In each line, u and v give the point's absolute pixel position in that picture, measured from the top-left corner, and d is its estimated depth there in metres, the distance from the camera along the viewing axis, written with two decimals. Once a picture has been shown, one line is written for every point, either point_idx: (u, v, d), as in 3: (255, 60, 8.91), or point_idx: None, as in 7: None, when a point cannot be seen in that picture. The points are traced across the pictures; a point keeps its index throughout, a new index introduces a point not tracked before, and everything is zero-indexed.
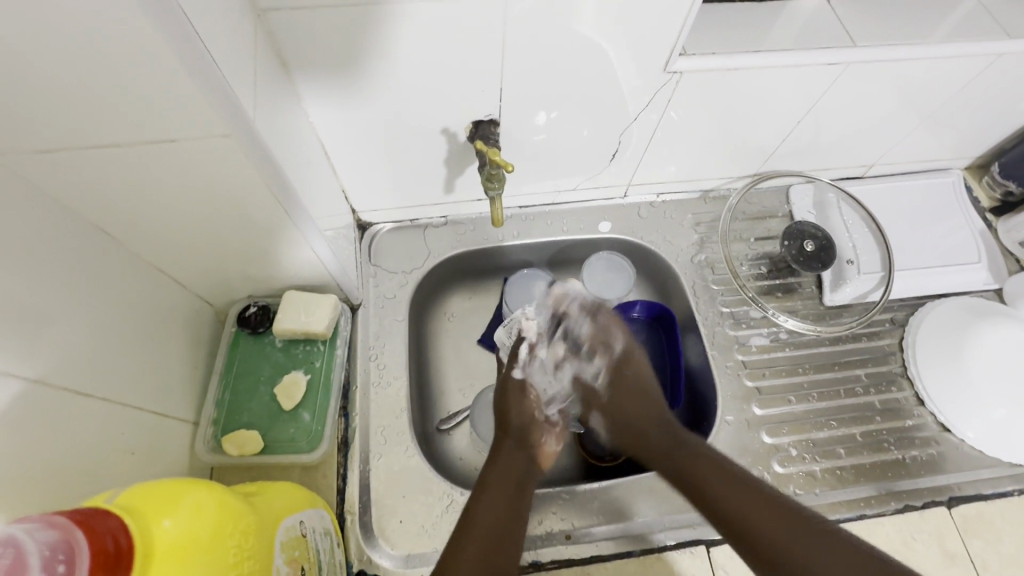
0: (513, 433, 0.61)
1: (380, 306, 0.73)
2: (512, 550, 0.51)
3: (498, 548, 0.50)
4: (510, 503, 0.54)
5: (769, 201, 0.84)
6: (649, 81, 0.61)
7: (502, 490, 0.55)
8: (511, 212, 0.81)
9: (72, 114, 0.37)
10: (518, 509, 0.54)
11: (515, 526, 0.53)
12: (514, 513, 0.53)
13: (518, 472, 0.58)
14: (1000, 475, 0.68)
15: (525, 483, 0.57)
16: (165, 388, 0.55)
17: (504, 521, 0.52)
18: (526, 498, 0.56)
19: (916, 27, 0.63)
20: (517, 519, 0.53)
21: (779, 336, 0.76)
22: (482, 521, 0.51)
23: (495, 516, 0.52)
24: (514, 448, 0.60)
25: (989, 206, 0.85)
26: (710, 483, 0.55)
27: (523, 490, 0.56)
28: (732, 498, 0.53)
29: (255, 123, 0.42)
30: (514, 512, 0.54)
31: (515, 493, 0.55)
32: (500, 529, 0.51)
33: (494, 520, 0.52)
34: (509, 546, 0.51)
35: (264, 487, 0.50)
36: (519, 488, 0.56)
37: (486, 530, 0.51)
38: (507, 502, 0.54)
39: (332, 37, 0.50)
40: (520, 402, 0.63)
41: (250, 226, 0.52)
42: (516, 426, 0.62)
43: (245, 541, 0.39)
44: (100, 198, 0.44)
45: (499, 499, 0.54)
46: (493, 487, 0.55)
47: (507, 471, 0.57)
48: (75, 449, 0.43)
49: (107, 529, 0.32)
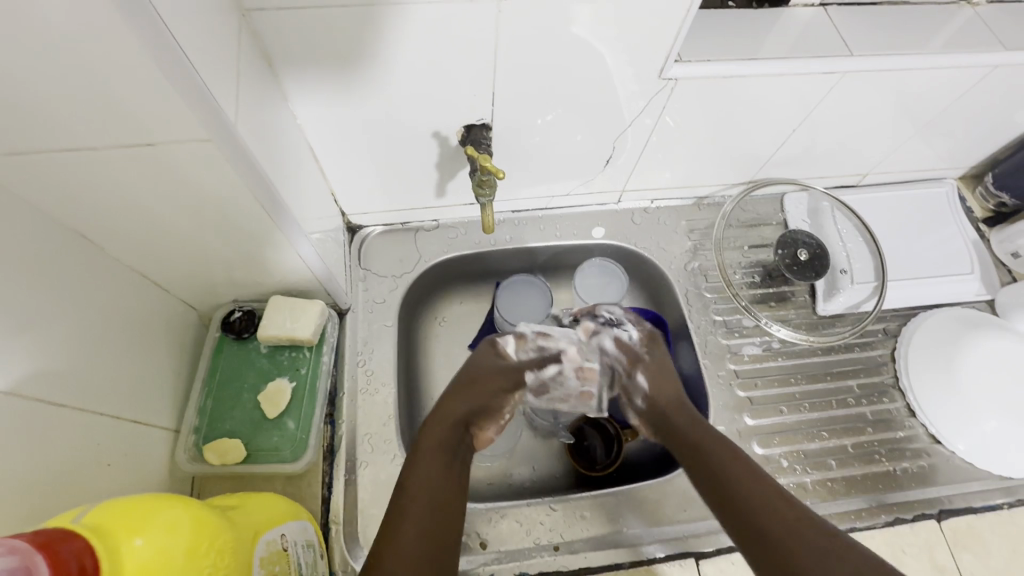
0: (462, 407, 0.54)
1: (369, 311, 0.72)
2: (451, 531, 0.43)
3: (438, 525, 0.42)
4: (437, 472, 0.46)
5: (764, 209, 0.83)
6: (644, 87, 0.60)
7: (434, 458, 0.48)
8: (503, 217, 0.80)
9: (46, 119, 0.36)
10: (454, 480, 0.47)
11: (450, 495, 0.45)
12: (449, 484, 0.46)
13: (447, 437, 0.51)
14: (990, 488, 0.67)
15: (458, 451, 0.50)
16: (145, 395, 0.54)
17: (440, 492, 0.45)
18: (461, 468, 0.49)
19: (912, 37, 0.63)
20: (453, 489, 0.46)
21: (771, 345, 0.75)
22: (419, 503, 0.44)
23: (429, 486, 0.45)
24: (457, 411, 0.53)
25: (982, 216, 0.85)
26: (737, 477, 0.47)
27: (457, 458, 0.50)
28: (758, 493, 0.45)
29: (238, 127, 0.41)
30: (448, 481, 0.47)
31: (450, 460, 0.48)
32: (439, 501, 0.44)
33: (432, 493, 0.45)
34: (449, 526, 0.43)
35: (244, 499, 0.49)
36: (455, 455, 0.50)
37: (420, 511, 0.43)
38: (440, 470, 0.47)
39: (320, 38, 0.49)
40: (499, 367, 0.59)
41: (234, 230, 0.51)
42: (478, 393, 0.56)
43: (222, 559, 0.38)
44: (78, 202, 0.43)
45: (430, 467, 0.47)
46: (423, 458, 0.48)
47: (434, 436, 0.50)
48: (50, 462, 0.41)
49: (73, 551, 0.31)
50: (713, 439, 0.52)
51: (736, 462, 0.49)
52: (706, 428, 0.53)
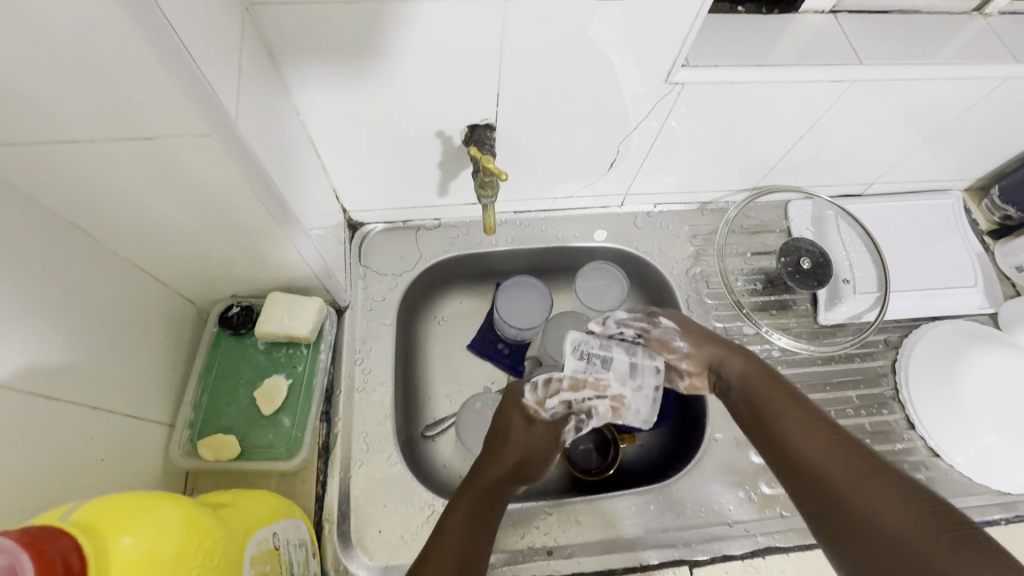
0: (502, 469, 0.57)
1: (368, 309, 0.72)
2: (479, 567, 0.48)
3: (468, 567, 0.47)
4: (476, 525, 0.51)
5: (768, 216, 0.83)
6: (649, 90, 0.60)
7: (473, 510, 0.52)
8: (506, 217, 0.79)
9: (42, 110, 0.35)
10: (487, 531, 0.51)
11: (482, 546, 0.50)
12: (483, 533, 0.51)
13: (490, 490, 0.55)
14: (988, 504, 0.67)
15: (498, 504, 0.55)
16: (140, 389, 0.54)
17: (472, 539, 0.50)
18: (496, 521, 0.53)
19: (922, 46, 0.62)
20: (483, 541, 0.50)
21: (771, 353, 0.75)
22: (447, 541, 0.48)
23: (465, 533, 0.50)
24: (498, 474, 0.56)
25: (987, 229, 0.85)
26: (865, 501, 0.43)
27: (496, 515, 0.53)
28: (883, 513, 0.42)
29: (238, 123, 0.41)
30: (481, 530, 0.51)
31: (487, 517, 0.52)
32: (467, 548, 0.49)
33: (463, 538, 0.49)
34: (476, 567, 0.48)
35: (237, 496, 0.49)
36: (489, 509, 0.53)
37: (455, 548, 0.48)
38: (477, 519, 0.51)
39: (324, 33, 0.48)
40: (530, 424, 0.61)
41: (234, 226, 0.50)
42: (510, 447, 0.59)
43: (210, 559, 0.38)
44: (76, 194, 0.43)
45: (468, 515, 0.51)
46: (462, 504, 0.52)
47: (469, 492, 0.54)
48: (43, 456, 0.41)
49: (59, 550, 0.31)
50: (819, 434, 0.50)
51: (865, 475, 0.45)
52: (805, 420, 0.52)
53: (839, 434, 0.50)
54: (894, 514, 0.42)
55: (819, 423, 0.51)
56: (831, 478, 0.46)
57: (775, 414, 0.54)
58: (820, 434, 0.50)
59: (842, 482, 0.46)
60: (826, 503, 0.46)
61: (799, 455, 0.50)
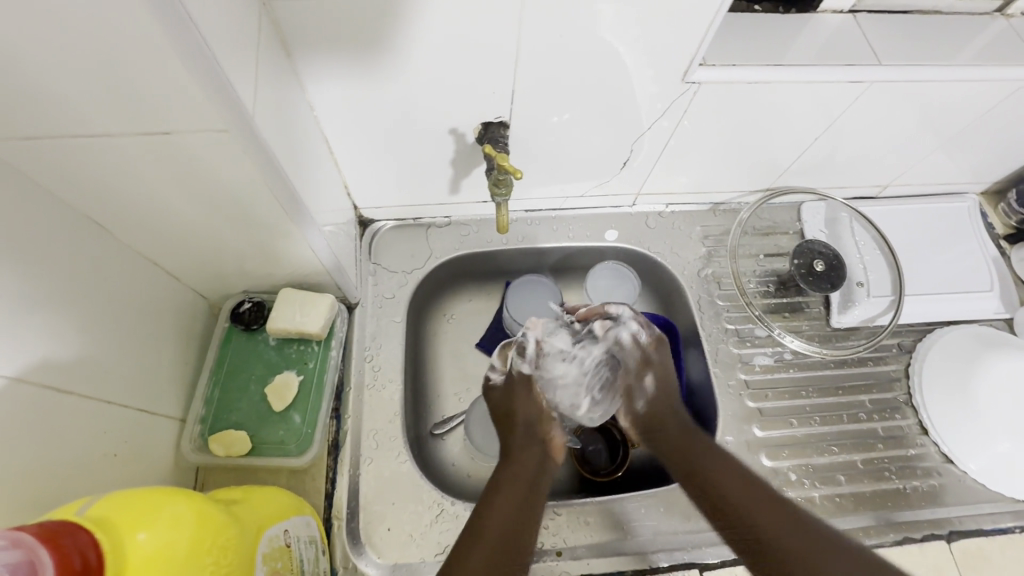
0: (521, 440, 0.59)
1: (378, 306, 0.72)
2: (523, 551, 0.51)
3: (510, 553, 0.50)
4: (516, 507, 0.53)
5: (781, 217, 0.82)
6: (665, 89, 0.59)
7: (512, 493, 0.54)
8: (517, 216, 0.79)
9: (63, 104, 0.35)
10: (529, 513, 0.53)
11: (525, 529, 0.52)
12: (524, 517, 0.53)
13: (524, 475, 0.56)
14: (1001, 511, 0.66)
15: (534, 484, 0.56)
16: (152, 383, 0.54)
17: (513, 527, 0.52)
18: (536, 502, 0.55)
19: (942, 47, 0.61)
20: (524, 518, 0.53)
21: (783, 356, 0.74)
22: (488, 527, 0.51)
23: (505, 518, 0.52)
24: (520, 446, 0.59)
25: (1003, 233, 0.83)
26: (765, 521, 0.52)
27: (534, 491, 0.56)
28: (788, 533, 0.51)
29: (256, 118, 0.41)
30: (523, 513, 0.53)
31: (523, 494, 0.55)
32: (510, 532, 0.51)
33: (503, 524, 0.51)
34: (519, 551, 0.50)
35: (248, 493, 0.49)
36: (527, 491, 0.55)
37: (497, 534, 0.50)
38: (513, 506, 0.53)
39: (339, 29, 0.48)
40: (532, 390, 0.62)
41: (248, 222, 0.50)
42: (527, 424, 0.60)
43: (224, 556, 0.38)
44: (93, 188, 0.43)
45: (508, 502, 0.53)
46: (499, 490, 0.54)
47: (507, 477, 0.56)
48: (58, 449, 0.41)
49: (77, 546, 0.31)
50: (743, 485, 0.55)
51: (764, 499, 0.54)
52: (728, 471, 0.57)
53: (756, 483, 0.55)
54: (828, 558, 0.48)
55: (739, 475, 0.56)
56: (766, 527, 0.52)
57: (681, 451, 0.60)
58: (741, 483, 0.56)
59: (777, 529, 0.51)
60: (753, 541, 0.52)
61: (718, 490, 0.56)
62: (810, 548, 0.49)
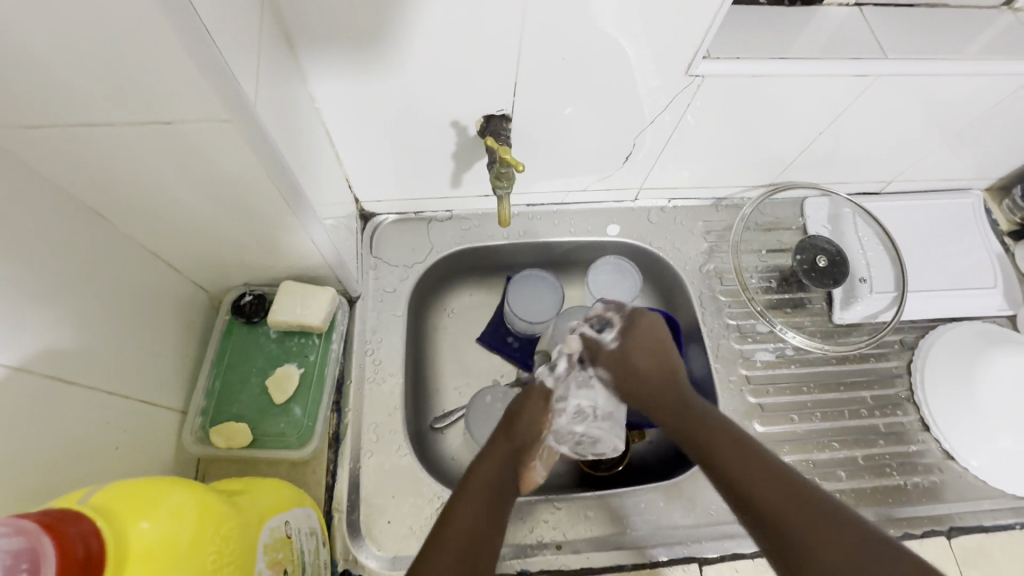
0: (500, 445, 0.58)
1: (379, 300, 0.72)
2: (484, 563, 0.48)
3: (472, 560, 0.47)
4: (485, 513, 0.51)
5: (783, 213, 0.81)
6: (669, 83, 0.59)
7: (480, 497, 0.53)
8: (518, 210, 0.79)
9: (63, 94, 0.35)
10: (494, 526, 0.51)
11: (489, 541, 0.50)
12: (491, 529, 0.51)
13: (496, 483, 0.55)
14: (1002, 508, 0.66)
15: (505, 494, 0.55)
16: (153, 375, 0.54)
17: (480, 531, 0.50)
18: (502, 515, 0.53)
19: (948, 41, 0.61)
20: (491, 530, 0.51)
21: (785, 352, 0.74)
22: (454, 531, 0.49)
23: (471, 523, 0.50)
24: (496, 449, 0.57)
25: (1007, 230, 0.83)
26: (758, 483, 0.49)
27: (502, 500, 0.54)
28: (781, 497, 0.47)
29: (257, 109, 0.40)
30: (490, 524, 0.51)
31: (492, 501, 0.53)
32: (473, 538, 0.49)
33: (469, 529, 0.50)
34: (479, 565, 0.48)
35: (249, 484, 0.49)
36: (495, 501, 0.53)
37: (458, 544, 0.48)
38: (483, 511, 0.51)
39: (341, 19, 0.48)
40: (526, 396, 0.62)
41: (249, 214, 0.50)
42: (519, 438, 0.58)
43: (226, 546, 0.38)
44: (95, 179, 0.43)
45: (477, 507, 0.51)
46: (469, 493, 0.52)
47: (479, 481, 0.54)
48: (58, 439, 0.42)
49: (79, 533, 0.31)
50: (767, 478, 0.49)
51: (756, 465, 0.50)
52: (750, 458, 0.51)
53: (766, 459, 0.51)
54: (822, 525, 0.44)
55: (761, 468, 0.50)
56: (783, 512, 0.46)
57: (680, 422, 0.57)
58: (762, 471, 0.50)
59: (794, 514, 0.46)
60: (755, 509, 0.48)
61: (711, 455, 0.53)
62: (828, 533, 0.44)
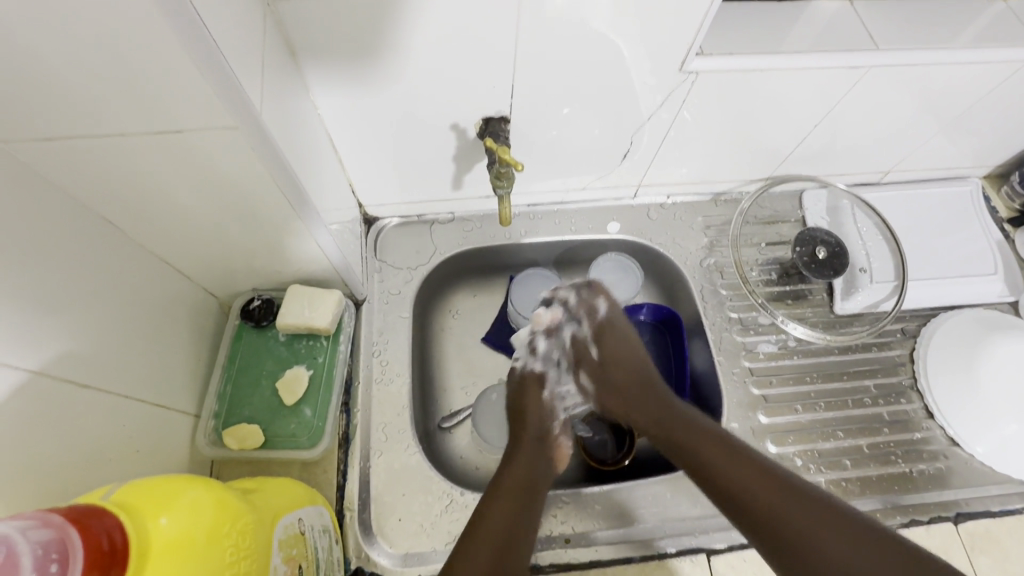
0: (536, 436, 0.62)
1: (384, 302, 0.73)
2: (522, 553, 0.52)
3: (506, 554, 0.50)
4: (516, 508, 0.54)
5: (782, 206, 0.82)
6: (663, 80, 0.60)
7: (512, 494, 0.56)
8: (519, 210, 0.80)
9: (76, 108, 0.37)
10: (529, 512, 0.55)
11: (521, 531, 0.53)
12: (523, 516, 0.54)
13: (524, 478, 0.58)
14: (1010, 493, 0.66)
15: (536, 484, 0.58)
16: (166, 380, 0.55)
17: (511, 527, 0.53)
18: (537, 506, 0.56)
19: (941, 32, 0.62)
20: (526, 523, 0.54)
21: (787, 343, 0.75)
22: (489, 526, 0.52)
23: (505, 520, 0.53)
24: (529, 445, 0.61)
25: (1007, 217, 0.83)
26: (739, 477, 0.53)
27: (534, 493, 0.57)
28: (771, 495, 0.51)
29: (262, 115, 0.42)
30: (522, 517, 0.54)
31: (523, 498, 0.56)
32: (506, 534, 0.52)
33: (503, 525, 0.52)
34: (517, 551, 0.51)
35: (262, 484, 0.51)
36: (526, 494, 0.57)
37: (494, 538, 0.51)
38: (513, 507, 0.54)
39: (342, 28, 0.49)
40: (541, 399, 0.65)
41: (256, 219, 0.51)
42: (537, 429, 0.63)
43: (242, 540, 0.39)
44: (106, 189, 0.44)
45: (506, 506, 0.54)
46: (500, 491, 0.56)
47: (512, 480, 0.57)
48: (77, 441, 0.43)
49: (104, 527, 0.33)
50: (764, 482, 0.52)
51: (750, 466, 0.53)
52: (737, 463, 0.54)
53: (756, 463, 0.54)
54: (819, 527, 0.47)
55: (755, 467, 0.53)
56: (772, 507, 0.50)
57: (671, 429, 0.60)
58: (749, 468, 0.53)
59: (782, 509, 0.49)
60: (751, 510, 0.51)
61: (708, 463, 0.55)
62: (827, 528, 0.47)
